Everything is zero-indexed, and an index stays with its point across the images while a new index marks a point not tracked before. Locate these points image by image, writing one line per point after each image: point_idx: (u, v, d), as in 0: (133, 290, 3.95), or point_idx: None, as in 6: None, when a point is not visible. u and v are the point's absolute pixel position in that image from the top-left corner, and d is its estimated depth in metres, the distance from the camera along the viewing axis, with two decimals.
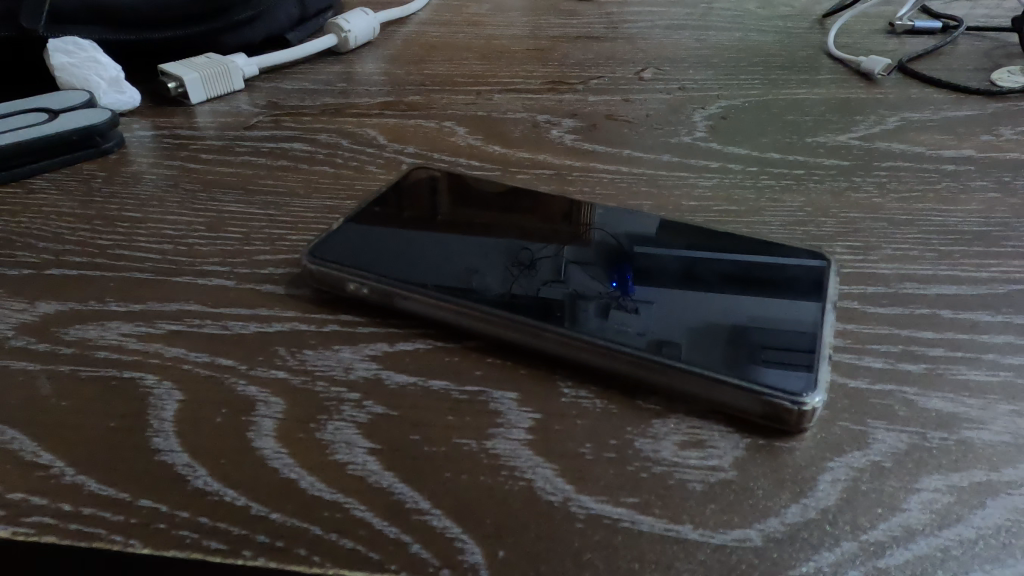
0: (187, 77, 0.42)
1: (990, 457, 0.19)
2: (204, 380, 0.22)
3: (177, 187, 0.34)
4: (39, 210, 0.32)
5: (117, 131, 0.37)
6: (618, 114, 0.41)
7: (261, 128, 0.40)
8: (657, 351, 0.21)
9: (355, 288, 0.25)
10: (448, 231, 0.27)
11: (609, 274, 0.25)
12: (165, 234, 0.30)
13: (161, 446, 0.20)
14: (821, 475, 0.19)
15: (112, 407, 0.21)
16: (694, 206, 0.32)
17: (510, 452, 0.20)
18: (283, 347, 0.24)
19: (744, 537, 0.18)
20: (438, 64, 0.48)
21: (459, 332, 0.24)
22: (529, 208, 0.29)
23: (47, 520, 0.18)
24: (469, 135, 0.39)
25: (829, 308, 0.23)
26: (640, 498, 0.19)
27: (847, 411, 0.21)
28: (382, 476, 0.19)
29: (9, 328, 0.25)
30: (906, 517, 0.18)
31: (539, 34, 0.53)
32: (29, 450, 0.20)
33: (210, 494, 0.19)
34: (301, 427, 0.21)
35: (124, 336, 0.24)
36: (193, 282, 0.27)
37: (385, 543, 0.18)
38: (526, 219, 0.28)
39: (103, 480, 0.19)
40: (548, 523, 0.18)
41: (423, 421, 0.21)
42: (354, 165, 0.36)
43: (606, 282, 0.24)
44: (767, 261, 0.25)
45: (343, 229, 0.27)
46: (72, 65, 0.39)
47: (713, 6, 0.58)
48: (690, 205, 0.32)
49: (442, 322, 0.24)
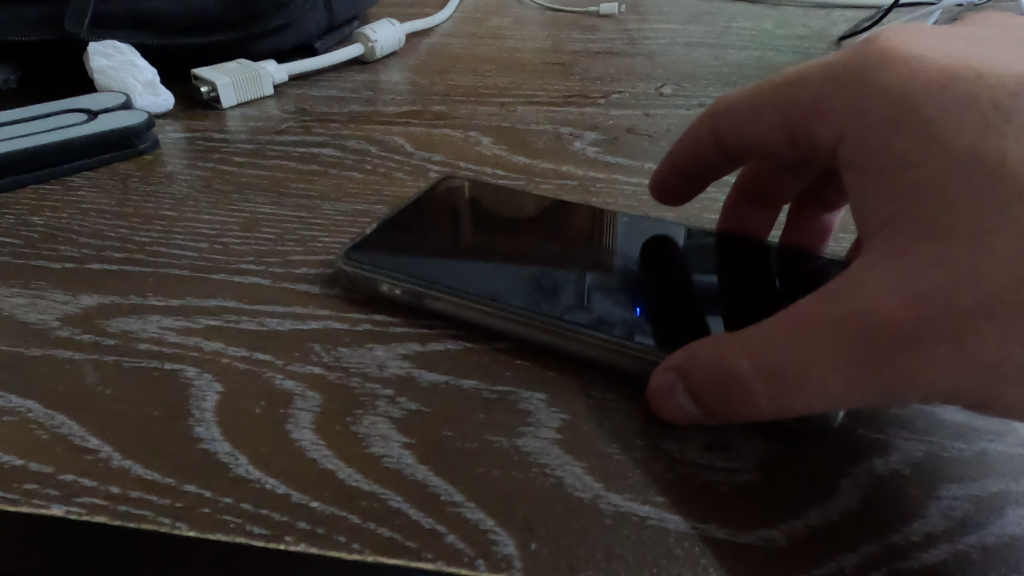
0: (220, 81, 0.43)
1: (1009, 468, 0.20)
2: (243, 373, 0.23)
3: (211, 187, 0.35)
4: (79, 206, 0.33)
5: (152, 133, 0.38)
6: (638, 128, 0.42)
7: (291, 133, 0.41)
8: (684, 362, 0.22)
9: (388, 289, 0.26)
10: (478, 244, 0.29)
11: (623, 290, 0.26)
12: (201, 233, 0.31)
13: (202, 434, 0.21)
14: (844, 480, 0.19)
15: (155, 396, 0.22)
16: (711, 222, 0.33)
17: (541, 449, 0.20)
18: (319, 344, 0.24)
19: (769, 537, 0.18)
20: (462, 75, 0.49)
21: (491, 333, 0.25)
22: (558, 228, 0.30)
23: (97, 501, 0.19)
24: (493, 145, 0.40)
25: None
26: (667, 497, 0.19)
27: (867, 420, 0.21)
28: (417, 469, 0.20)
29: (54, 319, 0.25)
30: (927, 523, 0.18)
31: (560, 48, 0.55)
32: (77, 435, 0.21)
33: (251, 482, 0.19)
34: (338, 420, 0.21)
35: (164, 329, 0.25)
36: (230, 280, 0.28)
37: (422, 533, 0.18)
38: (551, 238, 0.29)
39: (149, 466, 0.20)
40: (579, 518, 0.19)
41: (456, 417, 0.21)
42: (382, 171, 0.37)
43: (622, 297, 0.25)
44: (790, 272, 0.26)
45: (376, 238, 0.28)
46: (111, 68, 0.40)
47: (731, 25, 0.59)
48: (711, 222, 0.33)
49: (472, 323, 0.25)
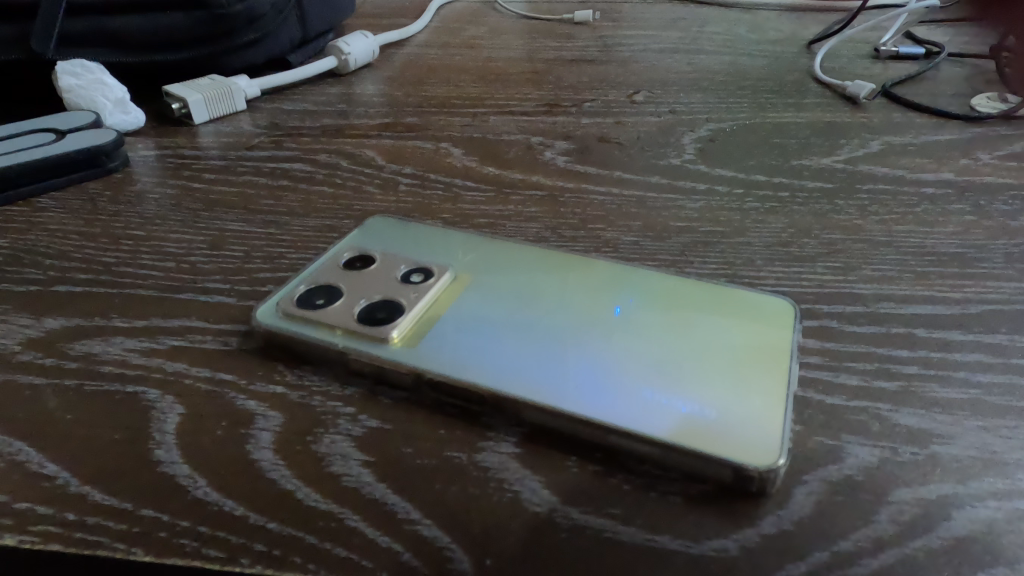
0: (190, 98, 0.43)
1: (957, 471, 0.20)
2: (204, 394, 0.23)
3: (180, 206, 0.35)
4: (46, 227, 0.33)
5: (122, 152, 0.38)
6: (609, 136, 0.42)
7: (262, 149, 0.41)
8: (708, 286, 0.26)
9: (429, 225, 0.32)
10: (405, 276, 0.27)
11: (613, 298, 0.26)
12: (168, 252, 0.31)
13: (162, 457, 0.21)
14: (797, 488, 0.20)
15: (117, 419, 0.22)
16: (667, 249, 0.31)
17: (499, 464, 0.21)
18: (281, 363, 0.24)
19: (720, 548, 0.18)
20: (435, 86, 0.49)
21: (521, 244, 0.30)
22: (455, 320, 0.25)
23: (53, 529, 0.19)
24: (464, 156, 0.40)
25: (789, 404, 0.21)
26: (622, 509, 0.19)
27: (823, 427, 0.21)
28: (375, 488, 0.20)
29: (16, 343, 0.25)
30: (875, 529, 0.18)
31: (534, 57, 0.55)
32: (35, 461, 0.21)
33: (210, 504, 0.20)
34: (298, 440, 0.21)
35: (127, 351, 0.25)
36: (195, 299, 0.28)
37: (378, 552, 0.18)
38: (462, 307, 0.25)
39: (107, 491, 0.20)
40: (533, 534, 0.19)
41: (415, 434, 0.22)
42: (352, 186, 0.37)
43: (614, 303, 0.26)
44: (719, 375, 0.22)
45: (359, 241, 0.30)
46: (79, 87, 0.40)
47: (704, 31, 0.59)
48: (678, 241, 0.31)
49: (505, 240, 0.30)
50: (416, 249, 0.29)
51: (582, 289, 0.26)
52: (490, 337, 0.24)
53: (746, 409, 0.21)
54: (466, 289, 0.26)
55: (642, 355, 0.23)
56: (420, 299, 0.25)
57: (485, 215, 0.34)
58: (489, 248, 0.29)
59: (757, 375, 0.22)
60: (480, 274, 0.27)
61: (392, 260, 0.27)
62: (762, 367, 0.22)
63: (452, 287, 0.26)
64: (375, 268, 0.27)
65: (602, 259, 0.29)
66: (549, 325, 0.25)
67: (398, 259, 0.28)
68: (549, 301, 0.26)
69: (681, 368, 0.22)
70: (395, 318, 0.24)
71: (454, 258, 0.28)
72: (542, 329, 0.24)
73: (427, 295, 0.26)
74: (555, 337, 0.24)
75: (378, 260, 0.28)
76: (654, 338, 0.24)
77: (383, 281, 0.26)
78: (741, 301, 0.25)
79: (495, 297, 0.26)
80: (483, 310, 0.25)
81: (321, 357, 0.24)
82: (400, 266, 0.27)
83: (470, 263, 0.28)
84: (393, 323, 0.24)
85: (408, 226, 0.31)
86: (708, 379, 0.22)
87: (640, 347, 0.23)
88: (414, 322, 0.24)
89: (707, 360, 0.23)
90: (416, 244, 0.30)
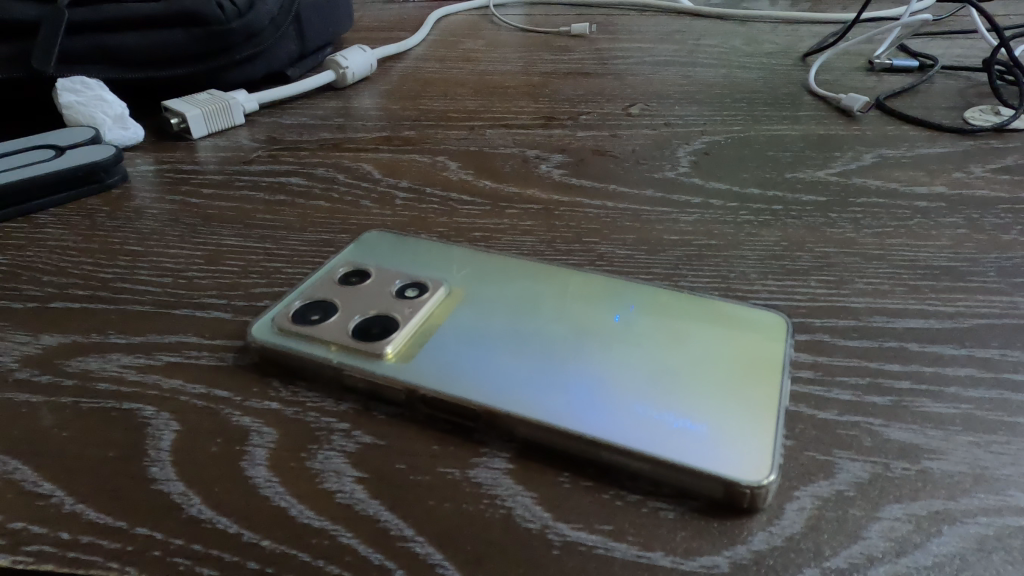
0: (189, 113, 0.43)
1: (948, 487, 0.20)
2: (199, 411, 0.23)
3: (178, 221, 0.35)
4: (45, 244, 0.33)
5: (121, 167, 0.38)
6: (605, 149, 0.42)
7: (260, 163, 0.41)
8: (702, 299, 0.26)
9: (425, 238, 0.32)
10: (401, 291, 0.27)
11: (608, 310, 0.26)
12: (166, 267, 0.31)
13: (157, 474, 0.21)
14: (787, 504, 0.20)
15: (112, 437, 0.22)
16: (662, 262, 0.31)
17: (492, 480, 0.21)
18: (277, 379, 0.24)
19: (711, 564, 0.18)
20: (432, 100, 0.50)
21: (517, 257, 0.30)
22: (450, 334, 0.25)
23: (47, 548, 0.19)
24: (460, 170, 0.40)
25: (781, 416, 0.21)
26: (614, 526, 0.19)
27: (814, 442, 0.21)
28: (368, 505, 0.20)
29: (13, 361, 0.26)
30: (866, 545, 0.19)
31: (531, 70, 0.55)
32: (30, 480, 0.21)
33: (204, 522, 0.20)
34: (293, 456, 0.22)
35: (123, 368, 0.25)
36: (192, 315, 0.28)
37: (370, 569, 0.18)
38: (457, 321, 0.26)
39: (102, 509, 0.20)
40: (525, 550, 0.19)
41: (408, 450, 0.22)
42: (349, 200, 0.37)
43: (610, 315, 0.26)
44: (712, 387, 0.22)
45: (356, 255, 0.30)
46: (79, 103, 0.41)
47: (699, 43, 0.60)
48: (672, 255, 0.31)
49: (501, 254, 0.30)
50: (412, 263, 0.29)
51: (578, 301, 0.27)
52: (485, 351, 0.24)
53: (739, 421, 0.21)
54: (460, 303, 0.26)
55: (636, 367, 0.23)
56: (414, 314, 0.25)
57: (480, 229, 0.34)
58: (485, 262, 0.29)
59: (750, 387, 0.22)
60: (476, 288, 0.28)
61: (388, 275, 0.28)
62: (756, 378, 0.23)
63: (448, 301, 0.27)
64: (371, 283, 0.27)
65: (597, 271, 0.29)
66: (544, 338, 0.25)
67: (393, 274, 0.28)
68: (545, 315, 0.26)
69: (673, 382, 0.22)
70: (389, 333, 0.24)
71: (450, 271, 0.29)
72: (537, 341, 0.25)
73: (422, 310, 0.26)
74: (550, 349, 0.24)
75: (373, 275, 0.28)
76: (648, 352, 0.24)
77: (378, 296, 0.26)
78: (736, 314, 0.26)
79: (490, 310, 0.26)
80: (478, 324, 0.25)
81: (315, 374, 0.24)
82: (395, 281, 0.27)
83: (465, 276, 0.28)
84: (387, 339, 0.24)
85: (405, 240, 0.31)
86: (700, 394, 0.22)
87: (634, 359, 0.24)
88: (409, 337, 0.24)
89: (699, 374, 0.23)
90: (413, 258, 0.30)
